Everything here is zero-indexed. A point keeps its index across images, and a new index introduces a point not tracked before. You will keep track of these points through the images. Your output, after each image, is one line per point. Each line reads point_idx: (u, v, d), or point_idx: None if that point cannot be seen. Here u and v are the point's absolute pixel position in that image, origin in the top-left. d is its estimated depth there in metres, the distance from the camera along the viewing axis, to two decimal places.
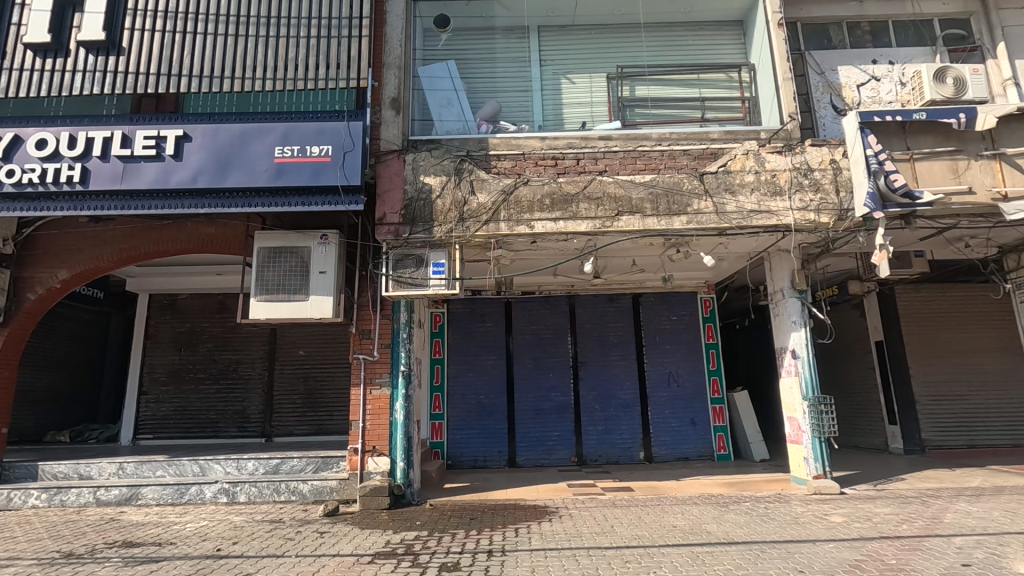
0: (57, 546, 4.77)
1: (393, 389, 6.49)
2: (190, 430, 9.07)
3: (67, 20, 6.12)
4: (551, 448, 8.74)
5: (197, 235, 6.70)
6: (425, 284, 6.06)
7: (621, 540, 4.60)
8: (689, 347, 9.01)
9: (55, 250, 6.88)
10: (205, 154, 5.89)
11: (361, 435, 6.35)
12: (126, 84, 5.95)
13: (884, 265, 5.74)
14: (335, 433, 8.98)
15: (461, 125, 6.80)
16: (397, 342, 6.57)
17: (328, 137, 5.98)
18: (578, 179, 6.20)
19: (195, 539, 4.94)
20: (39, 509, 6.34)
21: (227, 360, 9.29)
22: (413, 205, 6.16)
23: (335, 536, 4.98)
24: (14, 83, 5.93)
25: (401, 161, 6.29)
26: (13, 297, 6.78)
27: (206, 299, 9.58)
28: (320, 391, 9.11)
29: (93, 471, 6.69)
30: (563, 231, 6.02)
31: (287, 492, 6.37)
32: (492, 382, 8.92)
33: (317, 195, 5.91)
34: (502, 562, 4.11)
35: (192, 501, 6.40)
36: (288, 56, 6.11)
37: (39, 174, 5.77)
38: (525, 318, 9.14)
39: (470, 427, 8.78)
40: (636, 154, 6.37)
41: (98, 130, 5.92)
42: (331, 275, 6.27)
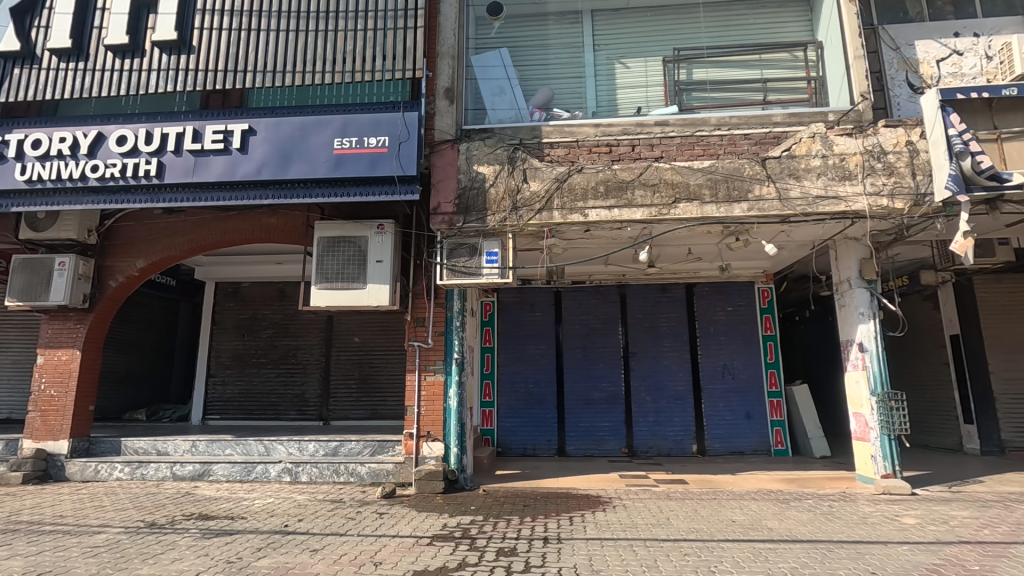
0: (140, 516, 5.12)
1: (446, 375, 6.62)
2: (254, 412, 9.51)
3: (143, 21, 6.45)
4: (601, 439, 8.69)
5: (260, 225, 6.99)
6: (479, 273, 6.10)
7: (678, 532, 4.53)
8: (745, 338, 8.73)
9: (133, 241, 7.33)
10: (269, 147, 6.10)
11: (416, 420, 6.50)
12: (197, 81, 6.23)
13: (966, 252, 5.28)
14: (388, 418, 9.24)
15: (514, 114, 6.74)
16: (450, 330, 6.67)
17: (385, 128, 6.08)
18: (634, 165, 6.07)
19: (263, 514, 5.20)
20: (123, 481, 6.84)
21: (286, 346, 9.68)
22: (467, 194, 6.21)
23: (394, 517, 5.13)
24: (97, 83, 6.32)
25: (455, 150, 6.34)
26: (97, 285, 7.27)
27: (267, 287, 9.99)
28: (374, 377, 9.38)
29: (170, 448, 7.10)
30: (617, 219, 5.92)
31: (345, 473, 6.61)
32: (541, 371, 8.93)
33: (374, 185, 6.04)
34: (558, 549, 4.13)
35: (258, 479, 6.75)
36: (346, 49, 6.24)
37: (121, 169, 6.14)
38: (575, 308, 9.08)
39: (520, 415, 8.83)
40: (694, 139, 6.16)
41: (171, 126, 6.22)
42: (387, 264, 6.41)
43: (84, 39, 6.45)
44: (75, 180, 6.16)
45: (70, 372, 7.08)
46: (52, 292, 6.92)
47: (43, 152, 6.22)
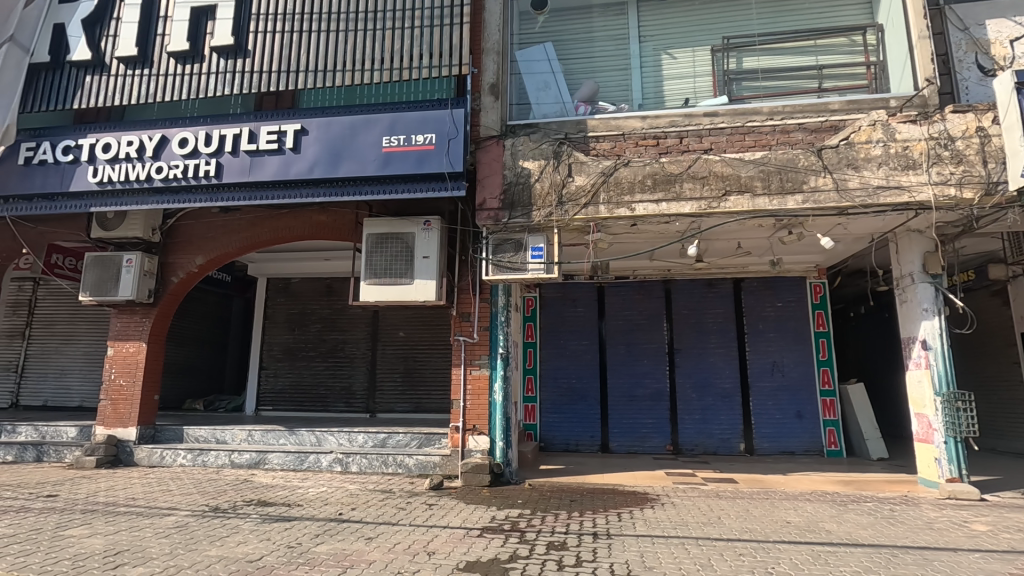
0: (205, 501, 5.39)
1: (491, 370, 6.67)
2: (304, 404, 9.82)
3: (202, 27, 6.72)
4: (645, 436, 8.60)
5: (311, 223, 7.21)
6: (524, 268, 6.11)
7: (731, 532, 4.45)
8: (797, 335, 8.45)
9: (193, 238, 7.68)
10: (321, 146, 6.27)
11: (462, 414, 6.59)
12: (252, 84, 6.46)
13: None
14: (433, 411, 9.39)
15: (559, 108, 6.70)
16: (495, 325, 6.72)
17: (432, 125, 6.15)
18: (682, 158, 5.95)
19: (318, 503, 5.38)
20: (186, 467, 7.18)
21: (334, 340, 9.96)
22: (512, 189, 6.23)
23: (442, 509, 5.22)
24: (160, 88, 6.63)
25: (500, 146, 6.36)
26: (160, 280, 7.65)
27: (315, 283, 10.28)
28: (419, 370, 9.55)
29: (228, 437, 7.42)
30: (665, 213, 5.83)
31: (393, 465, 6.75)
32: (584, 367, 8.89)
33: (421, 182, 6.13)
34: (609, 545, 4.12)
35: (310, 468, 6.97)
36: (394, 48, 6.33)
37: (182, 170, 6.43)
38: (618, 303, 9.00)
39: (563, 411, 8.83)
40: (745, 130, 6.00)
41: (229, 127, 6.47)
42: (434, 260, 6.50)
43: (149, 46, 6.78)
44: (142, 181, 6.49)
45: (137, 364, 7.49)
46: (121, 287, 7.33)
47: (113, 155, 6.58)
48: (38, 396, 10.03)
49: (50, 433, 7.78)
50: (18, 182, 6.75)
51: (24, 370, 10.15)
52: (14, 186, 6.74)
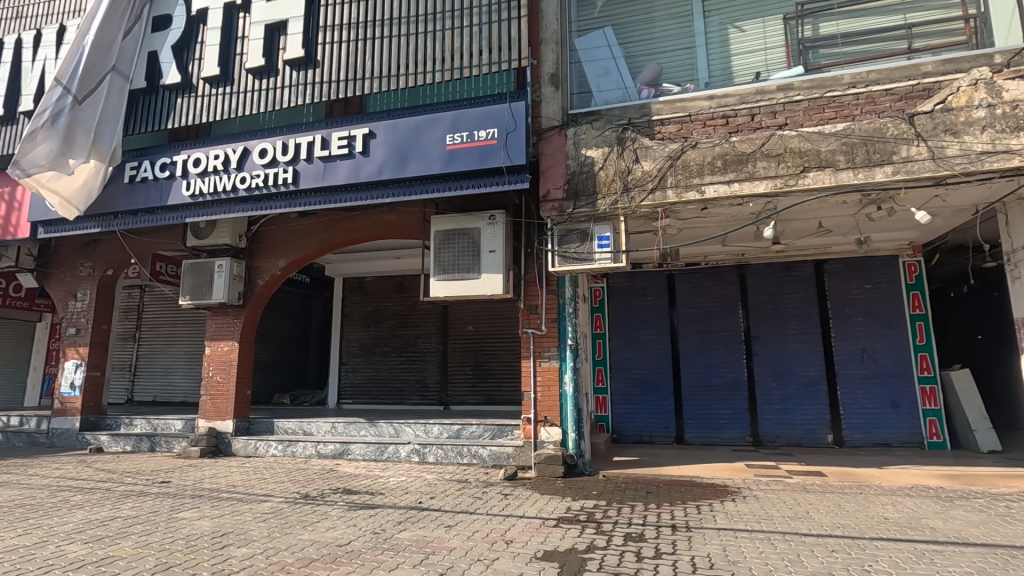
0: (296, 488, 5.76)
1: (561, 362, 6.66)
2: (381, 397, 10.23)
3: (275, 42, 7.11)
4: (722, 427, 8.30)
5: (381, 223, 7.48)
6: (591, 258, 6.04)
7: (821, 527, 4.21)
8: (889, 319, 7.84)
9: (274, 243, 8.17)
10: (388, 148, 6.47)
11: (533, 405, 6.63)
12: (322, 93, 6.77)
13: None
14: (503, 403, 9.51)
15: (621, 94, 6.53)
16: (564, 316, 6.69)
17: (493, 120, 6.19)
18: (755, 135, 5.66)
19: (399, 491, 5.60)
20: (278, 457, 7.66)
21: (407, 335, 10.30)
22: (577, 178, 6.18)
23: (518, 498, 5.29)
24: (241, 103, 7.08)
25: (562, 136, 6.33)
26: (248, 283, 8.22)
27: (387, 281, 10.67)
28: (488, 363, 9.70)
29: (314, 429, 7.87)
30: (737, 194, 5.57)
31: (468, 455, 6.90)
32: (655, 357, 8.69)
33: (485, 177, 6.19)
34: (689, 538, 4.02)
35: (390, 458, 7.24)
36: (454, 47, 6.42)
37: (263, 179, 6.84)
38: (689, 291, 8.71)
39: (634, 402, 8.69)
40: (825, 101, 5.60)
41: (303, 136, 6.82)
42: (500, 254, 6.56)
43: (229, 65, 7.25)
44: (229, 191, 6.97)
45: (230, 361, 8.09)
46: (215, 291, 7.94)
47: (203, 169, 7.11)
48: (148, 392, 11.06)
49: (161, 425, 8.57)
50: (125, 199, 7.44)
51: (137, 369, 11.23)
52: (121, 202, 7.43)
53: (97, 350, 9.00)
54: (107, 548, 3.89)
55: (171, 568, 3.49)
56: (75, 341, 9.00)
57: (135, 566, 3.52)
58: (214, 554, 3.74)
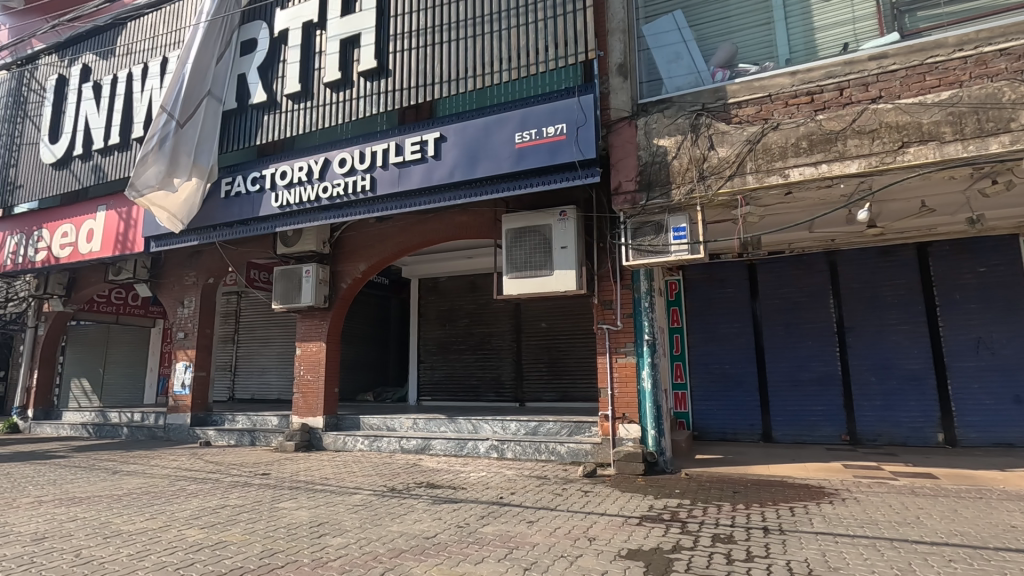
0: (383, 482, 6.02)
1: (638, 358, 6.53)
2: (458, 394, 10.48)
3: (350, 55, 7.44)
4: (814, 424, 7.81)
5: (454, 224, 7.65)
6: (667, 251, 5.87)
7: (936, 535, 3.86)
8: (1008, 305, 7.04)
9: (355, 247, 8.57)
10: (459, 151, 6.60)
11: (610, 402, 6.56)
12: (395, 100, 7.02)
13: None
14: (579, 399, 9.46)
15: (693, 78, 6.26)
16: (639, 311, 6.55)
17: (562, 115, 6.15)
18: (844, 112, 5.27)
19: (480, 486, 5.72)
20: (365, 451, 8.05)
21: (481, 333, 10.48)
22: (649, 169, 6.03)
23: (598, 496, 5.24)
24: (320, 116, 7.48)
25: (633, 127, 6.19)
26: (333, 287, 8.67)
27: (460, 280, 10.89)
28: (563, 359, 9.67)
29: (397, 425, 8.20)
30: (826, 176, 5.21)
31: (546, 452, 6.92)
32: (738, 351, 8.32)
33: (555, 173, 6.16)
34: (783, 541, 3.82)
35: (470, 454, 7.39)
36: (520, 45, 6.45)
37: (344, 187, 7.19)
38: (773, 281, 8.26)
39: (716, 398, 8.36)
40: (925, 68, 5.12)
41: (378, 144, 7.10)
42: (572, 250, 6.51)
43: (309, 80, 7.68)
44: (313, 200, 7.38)
45: (319, 361, 8.59)
46: (303, 295, 8.46)
47: (289, 181, 7.57)
48: (248, 390, 11.96)
49: (259, 421, 9.24)
50: (222, 212, 8.06)
51: (237, 369, 12.17)
52: (219, 216, 8.07)
53: (203, 352, 9.83)
54: (220, 533, 4.25)
55: (276, 554, 3.76)
56: (184, 344, 9.88)
57: (245, 551, 3.83)
58: (313, 543, 3.99)
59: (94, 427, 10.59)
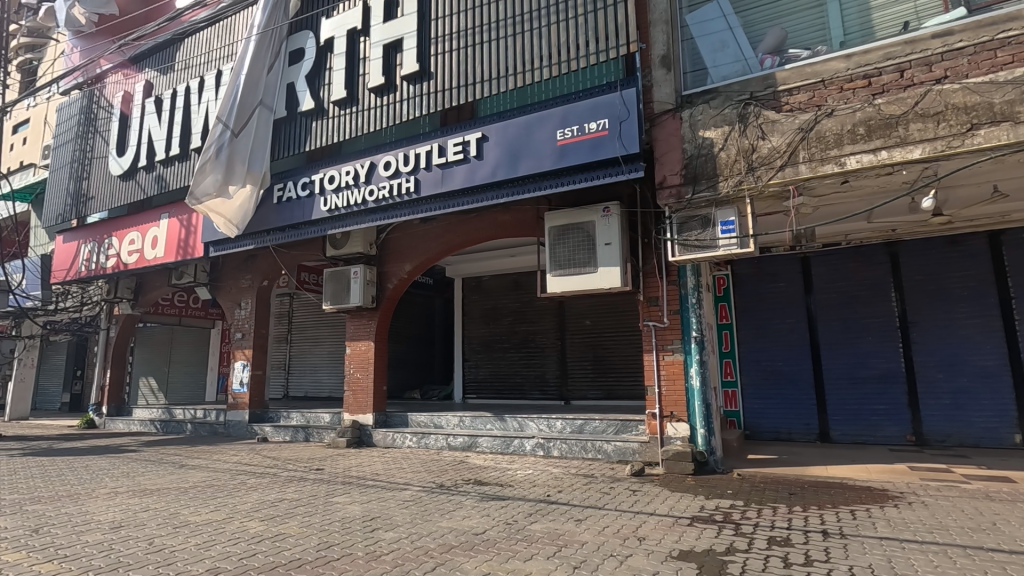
0: (432, 478, 6.13)
1: (686, 355, 6.39)
2: (503, 392, 10.54)
3: (392, 60, 7.60)
4: (876, 424, 7.45)
5: (497, 223, 7.69)
6: (715, 245, 5.72)
7: (1015, 542, 3.61)
8: None
9: (400, 248, 8.74)
10: (501, 150, 6.63)
11: (657, 400, 6.45)
12: (437, 102, 7.12)
13: None
14: (625, 398, 9.34)
15: (740, 66, 6.04)
16: (686, 307, 6.40)
17: (604, 110, 6.08)
18: (906, 94, 4.99)
19: (527, 484, 5.73)
20: (413, 448, 8.20)
21: (525, 331, 10.51)
22: (695, 162, 5.88)
23: (647, 495, 5.17)
24: (366, 121, 7.66)
25: (677, 120, 6.06)
26: (379, 287, 8.87)
27: (503, 279, 10.95)
28: (608, 357, 9.58)
29: (444, 422, 8.32)
30: (886, 163, 4.95)
31: (593, 450, 6.87)
32: (792, 348, 8.02)
33: (598, 169, 6.10)
34: (845, 545, 3.67)
35: (516, 452, 7.43)
36: (560, 41, 6.42)
37: (389, 190, 7.34)
38: (828, 274, 7.93)
39: (769, 396, 8.10)
40: (996, 44, 4.78)
41: (422, 146, 7.21)
42: (616, 246, 6.44)
43: (355, 86, 7.88)
44: (359, 204, 7.58)
45: (368, 359, 8.82)
46: (352, 295, 8.69)
47: (337, 185, 7.80)
48: (301, 388, 12.40)
49: (313, 418, 9.57)
50: (274, 217, 8.38)
51: (290, 368, 12.63)
52: (272, 220, 8.39)
53: (259, 352, 10.24)
54: (279, 525, 4.43)
55: (332, 547, 3.89)
56: (242, 344, 10.33)
57: (303, 543, 3.98)
58: (366, 537, 4.11)
59: (161, 423, 11.23)
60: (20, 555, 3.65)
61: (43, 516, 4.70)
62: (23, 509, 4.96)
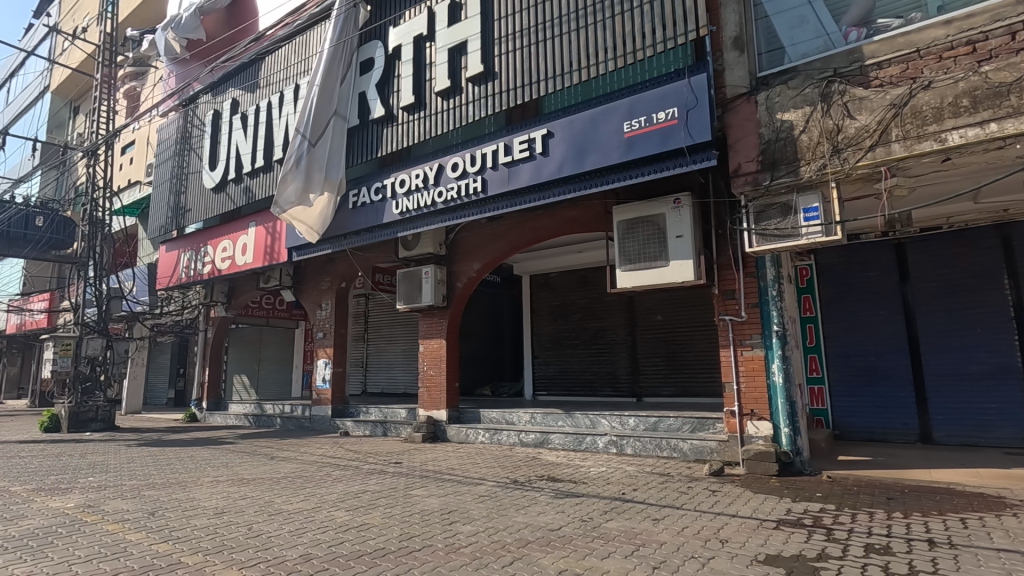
0: (506, 474, 6.20)
1: (767, 350, 6.08)
2: (573, 389, 10.48)
3: (457, 63, 7.73)
4: (987, 424, 6.76)
5: (564, 219, 7.66)
6: (797, 233, 5.40)
7: None
8: None
9: (469, 248, 8.89)
10: (567, 146, 6.59)
11: (736, 398, 6.20)
12: (502, 102, 7.17)
13: None
14: (700, 395, 9.04)
15: (821, 42, 5.61)
16: (766, 300, 6.09)
17: (672, 99, 5.89)
18: (1018, 59, 4.48)
19: (601, 481, 5.68)
20: (486, 443, 8.33)
21: (594, 328, 10.40)
22: (772, 147, 5.59)
23: (728, 496, 4.97)
24: (434, 124, 7.86)
25: (752, 103, 5.78)
26: (449, 286, 9.08)
27: (571, 275, 10.89)
28: (681, 353, 9.31)
29: (515, 419, 8.40)
30: (995, 136, 4.47)
31: (668, 449, 6.69)
32: (885, 341, 7.45)
33: (666, 160, 5.93)
34: (955, 556, 3.36)
35: (588, 449, 7.37)
36: (626, 31, 6.30)
37: (457, 191, 7.49)
38: (926, 262, 7.29)
39: (860, 394, 7.57)
40: None
41: (488, 145, 7.30)
42: (688, 239, 6.23)
43: (422, 91, 8.09)
44: (429, 205, 7.78)
45: (440, 357, 9.05)
46: (423, 295, 8.95)
47: (407, 188, 8.05)
48: (378, 385, 12.93)
49: (390, 413, 9.95)
50: (350, 222, 8.78)
51: (367, 365, 13.19)
52: (348, 225, 8.80)
53: (339, 350, 10.77)
54: (363, 516, 4.65)
55: (413, 538, 4.03)
56: (323, 343, 10.89)
57: (386, 533, 4.15)
58: (444, 529, 4.22)
59: (254, 417, 12.07)
60: (140, 535, 4.05)
61: (157, 500, 5.19)
62: (140, 493, 5.50)
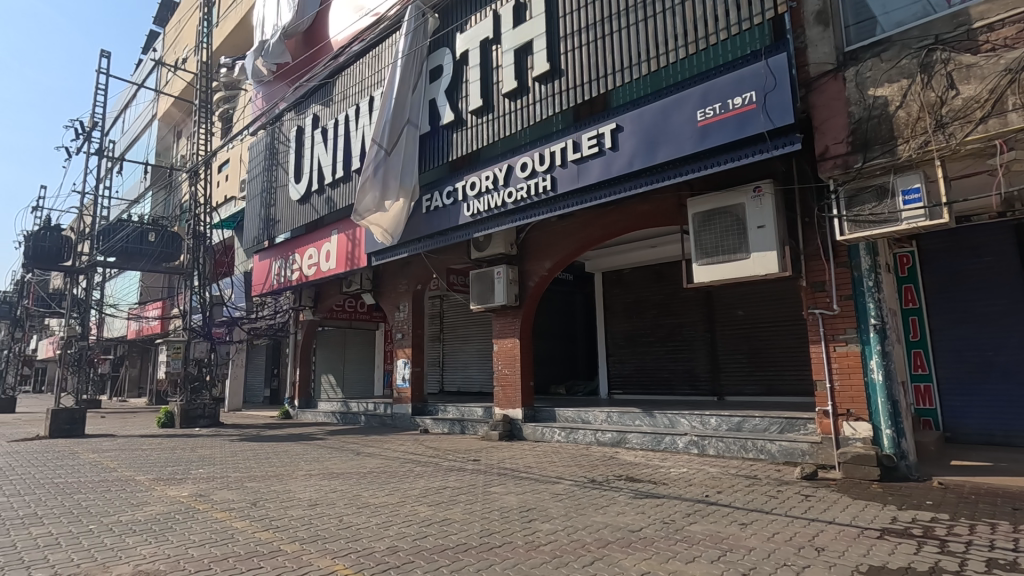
0: (583, 473, 6.15)
1: (864, 345, 5.65)
2: (650, 387, 10.22)
3: (523, 63, 7.77)
4: None
5: (636, 214, 7.49)
6: (896, 218, 4.96)
7: None
8: None
9: (540, 247, 8.90)
10: (637, 139, 6.44)
11: (830, 396, 5.80)
12: (570, 99, 7.13)
13: None
14: (788, 393, 8.54)
15: (920, 7, 5.09)
16: (861, 292, 5.66)
17: (748, 83, 5.61)
18: None
19: (683, 483, 5.50)
20: (562, 442, 8.31)
21: (670, 324, 10.10)
22: (865, 126, 5.17)
23: (824, 501, 4.66)
24: (502, 126, 7.93)
25: (840, 80, 5.37)
26: (521, 286, 9.13)
27: (645, 271, 10.63)
28: (765, 349, 8.84)
29: (591, 417, 8.31)
30: None
31: (754, 450, 6.37)
32: (1004, 334, 6.70)
33: (744, 147, 5.65)
34: None
35: (667, 449, 7.17)
36: (697, 16, 6.09)
37: (527, 190, 7.52)
38: None
39: (974, 392, 6.84)
40: None
41: (557, 143, 7.27)
42: (771, 228, 5.88)
43: (489, 94, 8.20)
44: (500, 206, 7.87)
45: (514, 356, 9.13)
46: (496, 295, 9.07)
47: (478, 190, 8.19)
48: (454, 383, 13.24)
49: (467, 411, 10.17)
50: (424, 226, 9.08)
51: (444, 365, 13.54)
52: (423, 229, 9.09)
53: (417, 350, 11.13)
54: (445, 511, 4.79)
55: (493, 534, 4.10)
56: (401, 344, 11.30)
57: (466, 528, 4.25)
58: (523, 526, 4.26)
59: (341, 415, 12.74)
60: (245, 523, 4.40)
61: (258, 491, 5.61)
62: (243, 484, 5.97)
